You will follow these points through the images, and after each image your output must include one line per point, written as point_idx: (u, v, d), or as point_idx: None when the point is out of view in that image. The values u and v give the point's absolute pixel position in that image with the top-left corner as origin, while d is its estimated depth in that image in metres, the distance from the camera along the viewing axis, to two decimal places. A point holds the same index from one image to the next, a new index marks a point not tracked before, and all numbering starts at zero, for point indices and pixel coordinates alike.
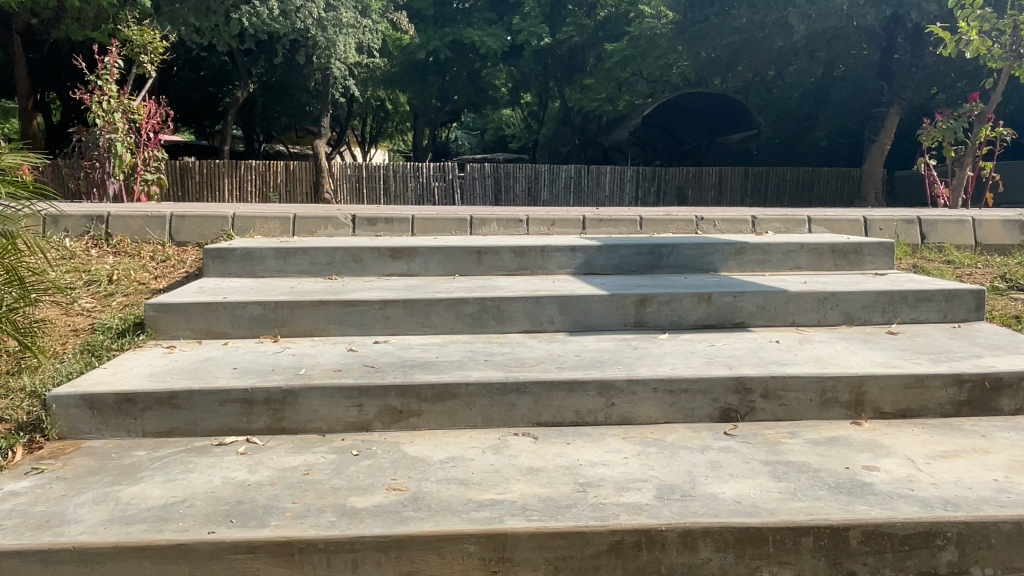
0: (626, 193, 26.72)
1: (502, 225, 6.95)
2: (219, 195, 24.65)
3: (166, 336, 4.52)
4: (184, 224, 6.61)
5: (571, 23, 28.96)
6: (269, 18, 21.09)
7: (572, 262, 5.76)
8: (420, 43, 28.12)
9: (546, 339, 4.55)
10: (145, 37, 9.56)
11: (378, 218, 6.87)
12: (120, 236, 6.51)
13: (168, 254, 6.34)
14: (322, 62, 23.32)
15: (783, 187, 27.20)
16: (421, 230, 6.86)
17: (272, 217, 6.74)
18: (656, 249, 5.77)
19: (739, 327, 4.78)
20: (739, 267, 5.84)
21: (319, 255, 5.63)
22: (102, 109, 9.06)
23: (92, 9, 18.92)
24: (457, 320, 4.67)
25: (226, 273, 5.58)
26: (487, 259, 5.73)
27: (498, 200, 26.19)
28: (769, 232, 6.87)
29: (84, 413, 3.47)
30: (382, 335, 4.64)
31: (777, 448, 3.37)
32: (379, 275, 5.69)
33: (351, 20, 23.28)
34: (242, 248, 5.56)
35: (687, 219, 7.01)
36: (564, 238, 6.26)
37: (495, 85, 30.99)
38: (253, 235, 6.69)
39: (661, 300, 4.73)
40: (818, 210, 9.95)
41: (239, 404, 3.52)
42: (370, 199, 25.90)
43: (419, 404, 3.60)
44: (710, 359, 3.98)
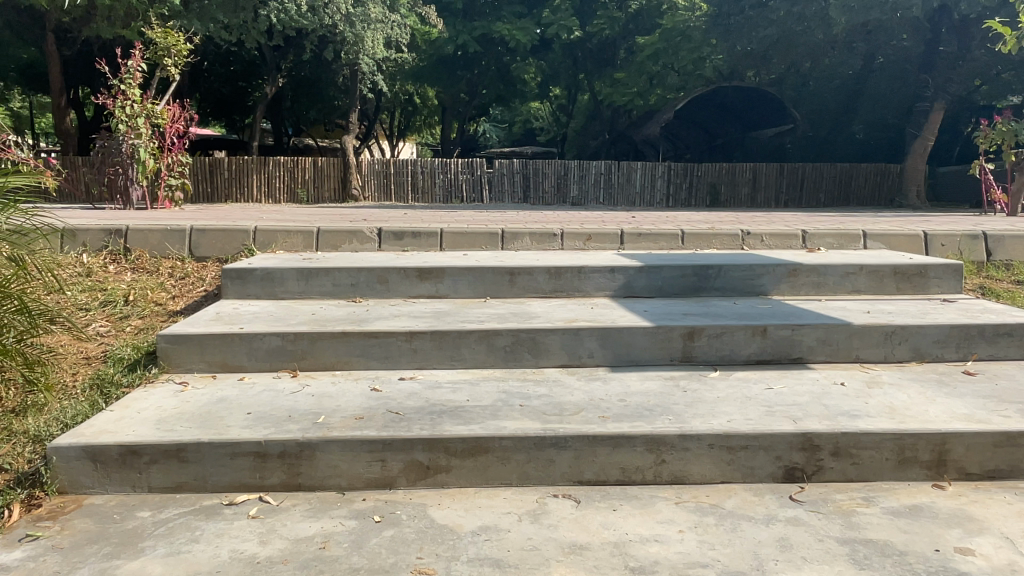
0: (657, 190, 26.07)
1: (536, 239, 6.57)
2: (248, 191, 24.68)
3: (179, 369, 4.24)
4: (205, 238, 6.36)
5: (602, 16, 28.27)
6: (297, 14, 20.88)
7: (611, 284, 5.38)
8: (448, 37, 27.76)
9: (586, 376, 4.18)
10: (170, 39, 9.33)
11: (405, 231, 6.52)
12: (139, 251, 6.29)
13: (187, 271, 6.09)
14: (350, 58, 23.04)
15: (820, 183, 26.38)
16: (450, 245, 6.52)
17: (296, 231, 6.46)
18: (701, 270, 5.36)
19: (798, 363, 4.37)
20: (791, 290, 5.40)
21: (342, 276, 5.33)
22: (125, 114, 8.87)
23: (122, 6, 18.95)
24: (489, 353, 4.32)
25: (246, 295, 5.31)
26: (520, 280, 5.37)
27: (526, 197, 25.78)
28: (822, 249, 6.39)
29: (86, 466, 3.19)
30: (407, 369, 4.31)
31: (853, 521, 2.98)
32: (406, 297, 5.36)
33: (379, 15, 22.94)
34: (263, 268, 5.30)
35: (733, 233, 6.57)
36: (602, 256, 5.87)
37: (524, 79, 30.54)
38: (275, 250, 6.41)
39: (712, 333, 4.32)
40: (871, 216, 9.38)
41: (251, 458, 3.22)
42: (398, 196, 25.59)
43: (448, 460, 3.26)
44: (770, 409, 3.58)
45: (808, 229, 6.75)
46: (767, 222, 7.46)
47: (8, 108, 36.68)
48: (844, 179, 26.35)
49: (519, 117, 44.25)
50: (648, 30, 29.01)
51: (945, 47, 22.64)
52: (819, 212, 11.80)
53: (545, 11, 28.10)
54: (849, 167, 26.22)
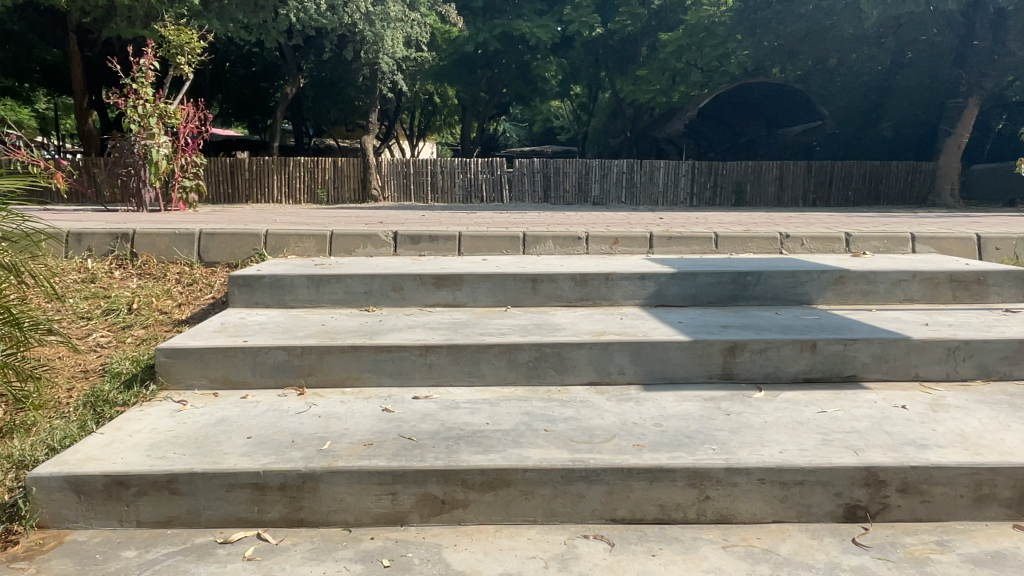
0: (681, 189, 25.62)
1: (559, 244, 6.21)
2: (268, 192, 24.65)
3: (179, 385, 3.96)
4: (214, 242, 6.10)
5: (625, 13, 27.79)
6: (316, 13, 20.70)
7: (641, 292, 5.01)
8: (468, 36, 27.48)
9: (617, 395, 3.83)
10: (183, 37, 9.11)
11: (421, 235, 6.20)
12: (145, 256, 6.05)
13: (194, 277, 5.82)
14: (370, 58, 22.85)
15: (849, 182, 25.76)
16: (469, 249, 6.20)
17: (308, 235, 6.17)
18: (738, 277, 4.98)
19: (850, 381, 3.99)
20: (836, 299, 5.01)
21: (354, 283, 5.02)
22: (138, 113, 8.70)
23: (141, 6, 18.91)
24: (511, 369, 3.98)
25: (254, 303, 5.03)
26: (543, 287, 5.02)
27: (547, 197, 25.43)
28: (867, 253, 5.96)
29: (69, 497, 2.91)
30: (422, 387, 3.98)
31: (928, 571, 2.60)
32: (422, 306, 5.04)
33: (399, 14, 22.66)
34: (271, 275, 5.01)
35: (771, 236, 6.16)
36: (630, 261, 5.50)
37: (544, 78, 30.18)
38: (286, 255, 6.13)
39: (755, 349, 3.95)
40: (912, 216, 8.89)
41: (248, 490, 2.92)
42: (417, 196, 25.37)
43: (465, 493, 2.92)
44: (825, 438, 3.20)
45: (850, 232, 6.33)
46: (804, 225, 7.04)
47: (33, 109, 37.05)
48: (873, 177, 25.68)
49: (539, 115, 43.89)
50: (671, 27, 28.51)
51: (980, 42, 21.86)
52: (853, 213, 11.32)
53: (566, 8, 27.67)
54: (879, 165, 25.53)
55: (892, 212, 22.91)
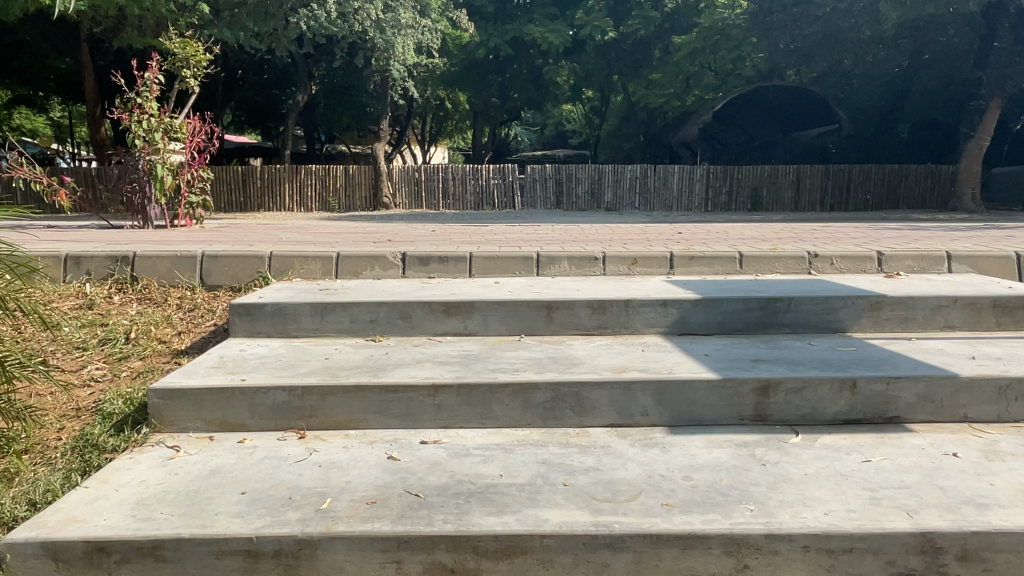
0: (696, 194, 25.22)
1: (575, 264, 5.95)
2: (280, 200, 24.58)
3: (173, 428, 3.72)
4: (216, 265, 5.87)
5: (638, 16, 27.46)
6: (327, 21, 20.57)
7: (664, 319, 4.73)
8: (480, 41, 27.27)
9: (641, 439, 3.55)
10: (189, 50, 8.92)
11: (431, 256, 5.95)
12: (146, 280, 5.84)
13: (196, 302, 5.60)
14: (381, 65, 22.69)
15: (867, 185, 25.30)
16: (480, 270, 5.95)
17: (313, 256, 5.94)
18: (768, 304, 4.70)
19: (892, 423, 3.69)
20: (870, 326, 4.72)
21: (360, 311, 4.78)
22: (142, 128, 8.43)
23: (152, 16, 18.90)
24: (526, 410, 3.71)
25: (256, 333, 4.80)
26: (559, 315, 4.75)
27: (559, 203, 25.17)
28: (901, 273, 5.66)
29: (46, 565, 2.67)
30: (432, 429, 3.72)
31: None
32: (431, 334, 4.79)
33: (410, 20, 22.46)
34: (274, 303, 4.77)
35: (799, 255, 5.87)
36: (651, 287, 5.24)
37: (556, 82, 29.93)
38: (291, 277, 5.90)
39: (789, 388, 3.67)
40: (942, 228, 8.55)
41: (241, 557, 2.66)
42: (429, 204, 25.19)
43: (477, 562, 2.66)
44: (873, 496, 2.91)
45: (882, 249, 6.03)
46: (831, 242, 6.74)
47: (49, 117, 37.27)
48: (892, 181, 25.20)
49: (551, 120, 43.68)
50: (684, 31, 28.20)
51: (1001, 43, 21.17)
52: (875, 223, 11.03)
53: (578, 12, 27.40)
54: (898, 168, 25.05)
55: (911, 217, 22.43)
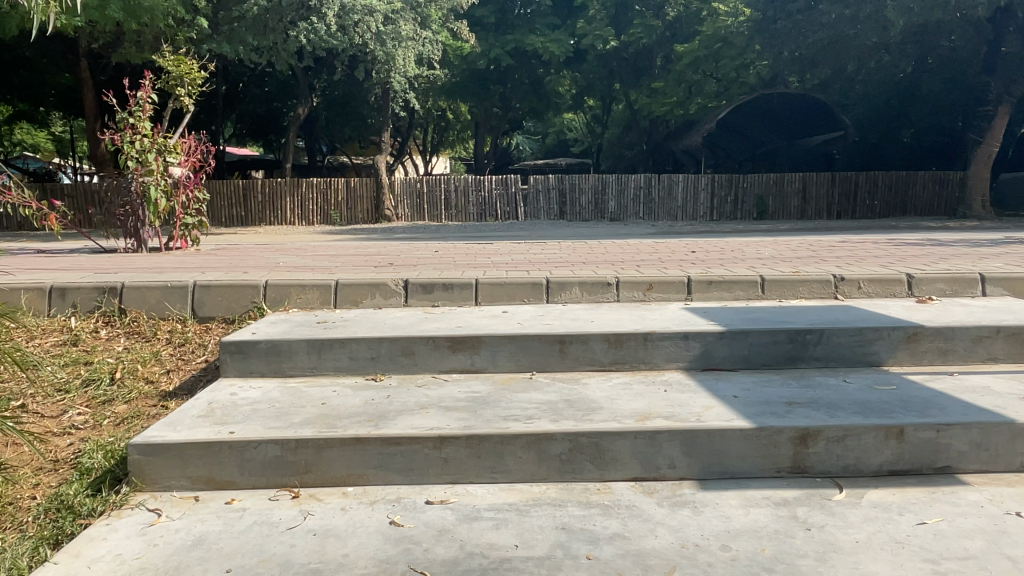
0: (700, 204, 24.86)
1: (587, 290, 5.62)
2: (282, 214, 24.35)
3: (155, 487, 3.41)
4: (208, 295, 5.58)
5: (639, 25, 27.14)
6: (326, 34, 20.32)
7: (686, 353, 4.41)
8: (481, 52, 27.03)
9: (669, 497, 3.22)
10: (183, 68, 8.65)
11: (435, 282, 5.64)
12: (135, 312, 5.54)
13: (187, 337, 5.32)
14: (382, 77, 22.45)
15: (874, 193, 24.97)
16: (487, 298, 5.62)
17: (311, 285, 5.64)
18: (797, 336, 4.38)
19: (943, 473, 3.37)
20: (908, 359, 4.41)
21: (360, 347, 4.46)
22: (135, 149, 8.17)
23: (151, 31, 18.81)
24: (542, 463, 3.39)
25: (248, 372, 4.49)
26: (573, 350, 4.43)
27: (563, 213, 24.88)
28: (933, 298, 5.35)
29: None
30: (438, 484, 3.40)
31: None
32: (436, 371, 4.48)
33: (411, 32, 22.15)
34: (267, 339, 4.47)
35: (824, 278, 5.55)
36: (669, 317, 4.93)
37: (558, 92, 29.63)
38: (287, 308, 5.60)
39: (829, 437, 3.35)
40: (966, 243, 8.20)
41: None
42: (431, 216, 24.89)
43: None
44: (935, 572, 2.59)
45: (911, 271, 5.72)
46: (855, 262, 6.42)
47: (50, 132, 37.17)
48: (900, 188, 24.86)
49: (552, 129, 43.43)
50: (686, 39, 27.95)
51: (1009, 48, 20.77)
52: (892, 235, 10.68)
53: (579, 21, 27.16)
54: (905, 175, 24.72)
55: (922, 225, 22.08)
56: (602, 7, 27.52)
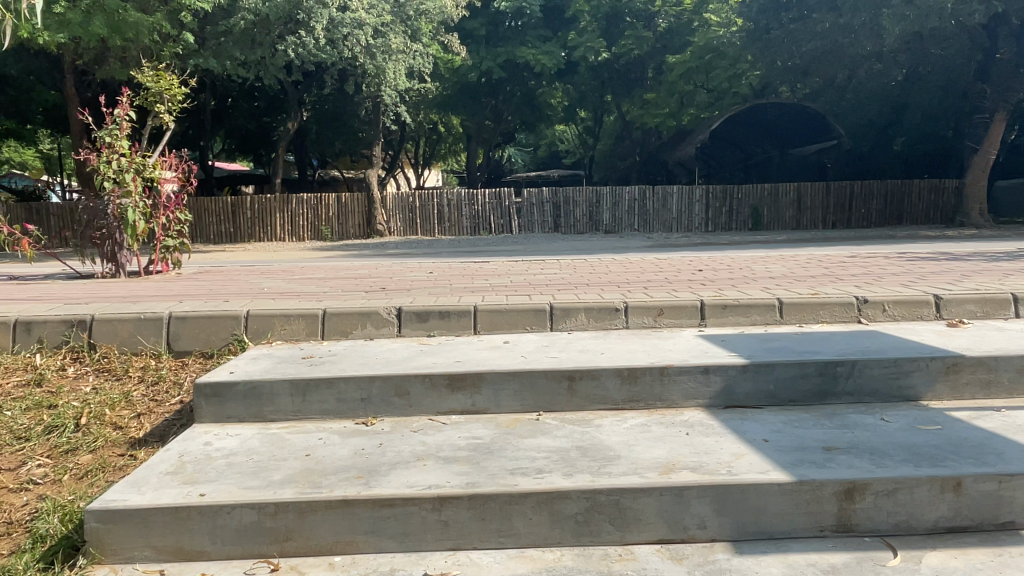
0: (696, 215, 24.52)
1: (593, 316, 5.23)
2: (271, 231, 23.94)
3: (116, 559, 3.00)
4: (185, 327, 5.20)
5: (630, 36, 26.84)
6: (315, 48, 19.92)
7: (706, 390, 4.03)
8: (472, 65, 26.74)
9: (701, 565, 2.82)
10: (162, 83, 8.28)
11: (430, 310, 5.25)
12: (105, 347, 5.16)
13: (161, 374, 4.92)
14: (372, 91, 22.08)
15: (869, 203, 24.76)
16: (486, 326, 5.23)
17: (296, 315, 5.25)
18: (827, 368, 4.02)
19: (1007, 530, 2.99)
20: (947, 393, 4.06)
21: (349, 388, 4.06)
22: (112, 169, 7.83)
23: (136, 46, 18.49)
24: (555, 526, 2.99)
25: (226, 417, 4.11)
26: (582, 387, 4.04)
27: (557, 226, 24.55)
28: (964, 321, 5.01)
29: None
30: (437, 551, 2.99)
31: None
32: (433, 413, 4.08)
33: (401, 45, 21.68)
34: (246, 381, 4.08)
35: (846, 300, 5.19)
36: (684, 347, 4.56)
37: (550, 104, 29.40)
38: (271, 340, 5.20)
39: (878, 491, 2.97)
40: (982, 258, 7.88)
41: None
42: (423, 230, 24.49)
43: None
44: None
45: (939, 292, 5.38)
46: (873, 281, 6.08)
47: (38, 150, 36.69)
48: (895, 196, 24.65)
49: (545, 140, 43.22)
50: (678, 50, 27.70)
51: (1003, 55, 20.62)
52: (901, 249, 10.34)
53: (571, 33, 26.87)
54: (901, 184, 24.53)
55: (920, 234, 21.82)
56: (593, 19, 27.15)
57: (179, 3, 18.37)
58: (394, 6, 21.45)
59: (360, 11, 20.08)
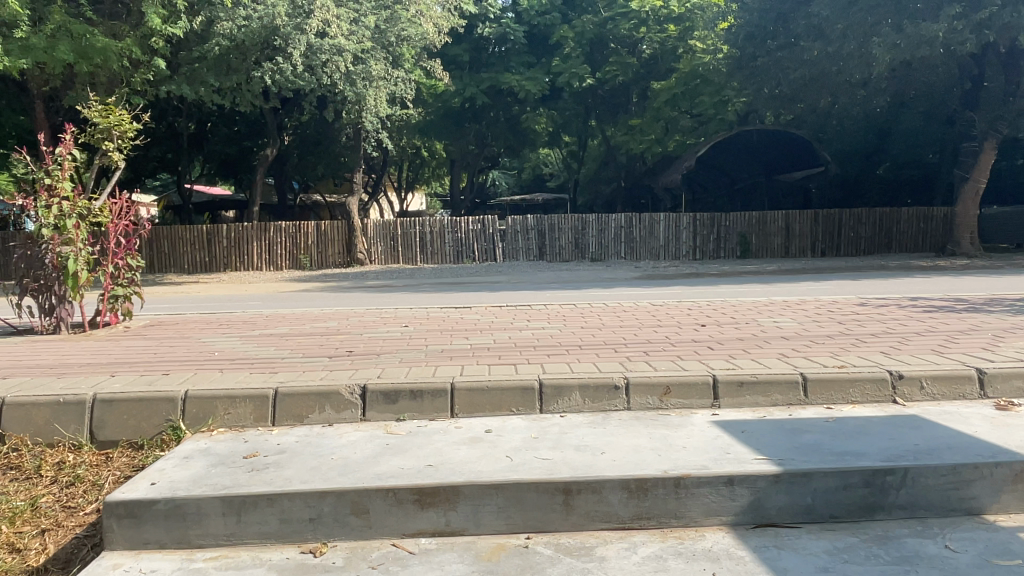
0: (683, 243, 23.94)
1: (588, 396, 4.51)
2: (247, 260, 23.10)
3: None
4: (110, 413, 4.47)
5: (615, 62, 26.34)
6: (293, 74, 19.21)
7: (731, 506, 3.32)
8: (455, 90, 26.12)
9: None
10: (111, 118, 7.60)
11: (400, 390, 4.49)
12: (16, 438, 4.42)
13: (78, 474, 4.14)
14: (352, 117, 21.29)
15: (859, 231, 24.31)
16: (465, 407, 4.48)
17: (242, 396, 4.49)
18: (875, 478, 3.34)
19: None
20: (1017, 505, 3.40)
21: (295, 505, 3.33)
22: (52, 214, 7.18)
23: (105, 73, 17.75)
24: None
25: (144, 542, 3.35)
26: (581, 502, 3.32)
27: (542, 255, 23.83)
28: (1015, 402, 4.36)
29: None
30: None
31: None
32: (398, 536, 3.34)
33: (382, 71, 20.89)
34: (169, 499, 3.34)
35: (878, 376, 4.53)
36: (699, 440, 3.86)
37: (535, 130, 28.88)
38: (213, 427, 4.44)
39: None
40: (1005, 308, 7.28)
41: None
42: (405, 259, 23.72)
43: None
44: None
45: (980, 364, 4.72)
46: (899, 346, 5.43)
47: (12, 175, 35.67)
48: (884, 225, 24.28)
49: (529, 165, 42.75)
50: (663, 75, 27.21)
51: (991, 84, 20.33)
52: (911, 292, 9.74)
53: (555, 59, 26.40)
54: (889, 212, 24.17)
55: (912, 264, 21.36)
56: (577, 44, 26.56)
57: (150, 27, 17.65)
58: (374, 32, 20.74)
59: (339, 38, 19.32)
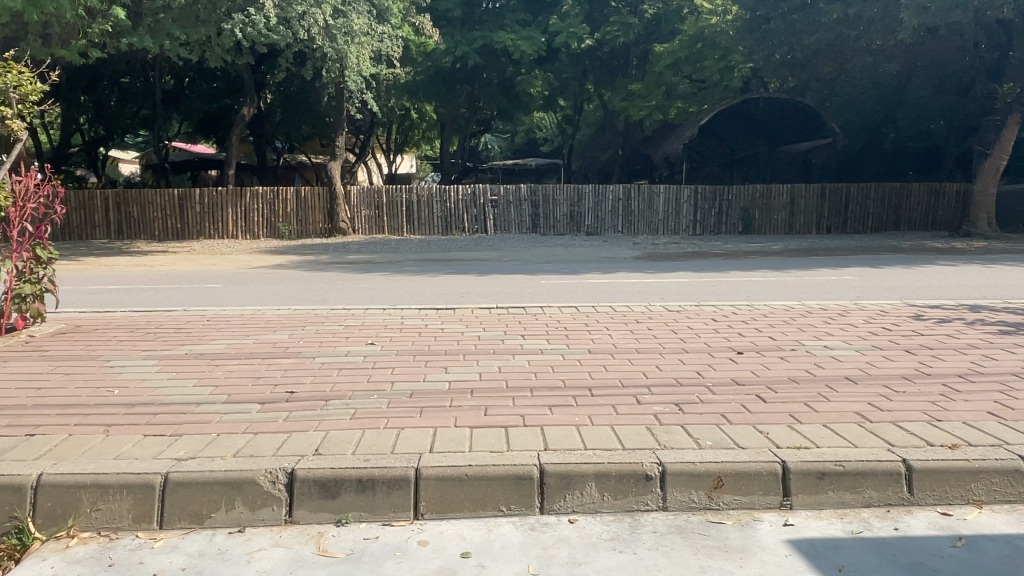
0: (683, 217, 22.53)
1: (609, 490, 3.21)
2: (219, 227, 21.56)
3: None
4: None
5: (616, 23, 24.36)
6: (266, 28, 17.38)
7: None
8: (446, 49, 24.29)
9: None
10: (9, 79, 6.13)
11: (343, 479, 3.17)
12: None
13: None
14: (333, 76, 19.46)
15: (867, 207, 22.93)
16: (434, 506, 3.17)
17: (118, 484, 3.17)
18: None
19: None
20: None
21: None
22: None
23: (59, 23, 15.90)
24: None
25: None
26: None
27: (535, 228, 22.35)
28: None
29: None
30: None
31: None
32: None
33: (365, 26, 19.16)
34: None
35: (1009, 467, 3.25)
36: None
37: (529, 93, 27.12)
38: (74, 528, 3.13)
39: None
40: None
41: None
42: (390, 229, 22.23)
43: None
44: None
45: None
46: (1005, 402, 4.14)
47: None
48: (894, 201, 22.95)
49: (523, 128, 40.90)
50: (665, 37, 25.48)
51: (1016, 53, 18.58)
52: (962, 295, 8.46)
53: (552, 17, 24.68)
54: (900, 188, 22.83)
55: (926, 245, 20.06)
56: (577, 1, 24.84)
57: None
58: None
59: None
